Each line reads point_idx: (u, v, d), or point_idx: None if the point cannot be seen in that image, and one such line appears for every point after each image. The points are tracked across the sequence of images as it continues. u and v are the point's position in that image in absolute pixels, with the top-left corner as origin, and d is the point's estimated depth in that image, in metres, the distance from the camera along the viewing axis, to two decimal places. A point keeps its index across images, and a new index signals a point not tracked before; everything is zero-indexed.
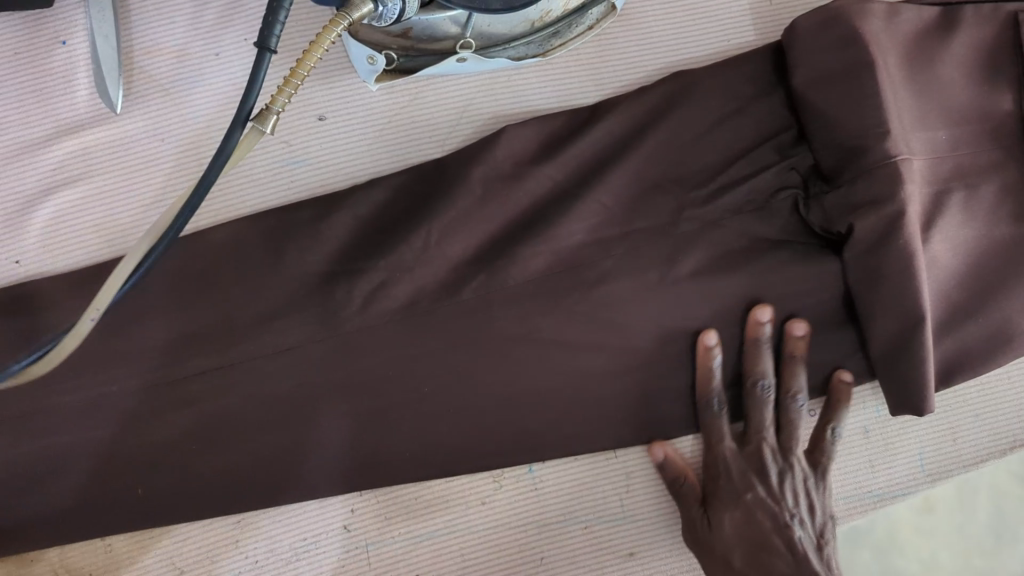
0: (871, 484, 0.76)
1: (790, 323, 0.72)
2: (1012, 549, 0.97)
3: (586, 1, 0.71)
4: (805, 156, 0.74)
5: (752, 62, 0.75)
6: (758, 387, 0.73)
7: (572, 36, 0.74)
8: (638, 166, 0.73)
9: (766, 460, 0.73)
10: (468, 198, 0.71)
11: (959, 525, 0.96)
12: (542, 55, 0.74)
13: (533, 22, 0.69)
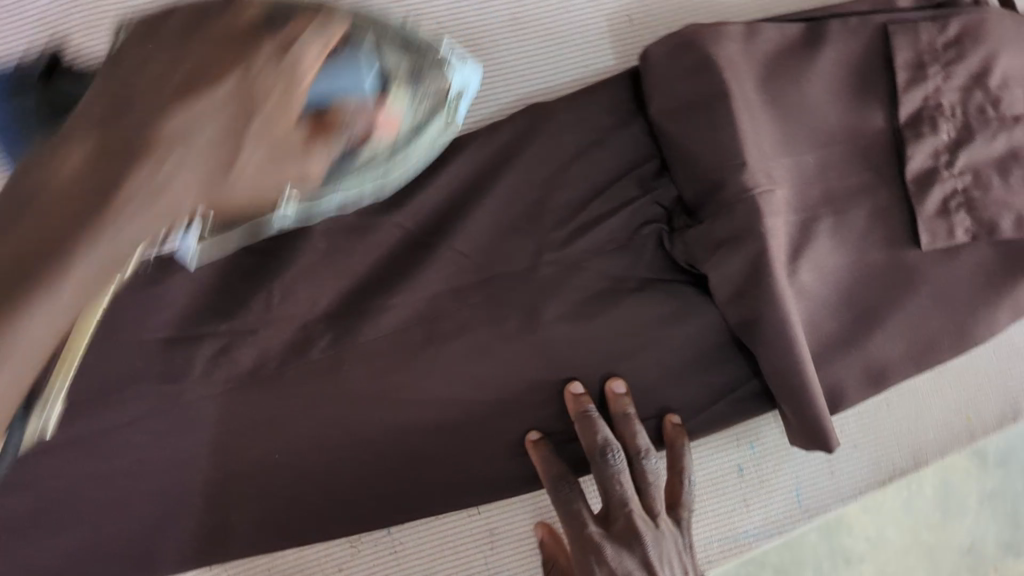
0: (707, 530, 0.72)
1: (610, 383, 0.69)
2: (956, 521, 1.04)
3: (423, 112, 0.56)
4: (669, 187, 0.71)
5: (609, 91, 0.72)
6: (607, 456, 0.64)
7: (413, 163, 0.58)
8: (494, 210, 0.69)
9: (639, 531, 0.61)
10: (313, 253, 0.67)
11: (907, 503, 1.03)
12: (379, 192, 0.59)
13: (377, 187, 0.58)
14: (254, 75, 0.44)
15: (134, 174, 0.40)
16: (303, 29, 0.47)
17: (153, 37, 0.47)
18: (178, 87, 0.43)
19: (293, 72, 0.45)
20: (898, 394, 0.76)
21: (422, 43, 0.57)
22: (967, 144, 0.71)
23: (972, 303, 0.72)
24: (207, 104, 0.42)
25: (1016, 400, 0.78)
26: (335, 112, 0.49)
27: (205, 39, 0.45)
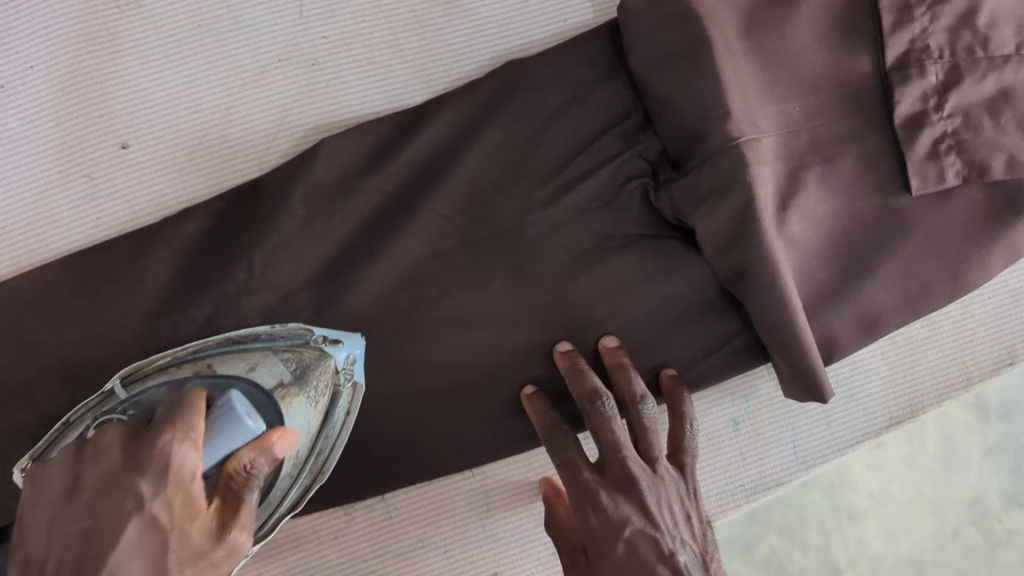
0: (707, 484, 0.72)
1: (602, 339, 0.69)
2: (961, 474, 1.03)
3: (326, 403, 0.62)
4: (653, 141, 0.69)
5: (587, 46, 0.70)
6: (598, 406, 0.63)
7: (337, 443, 0.64)
8: (475, 171, 0.68)
9: (634, 474, 0.60)
10: (291, 221, 0.65)
11: (909, 458, 1.04)
12: (318, 477, 0.64)
13: (314, 476, 0.64)
14: (151, 513, 0.44)
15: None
16: (165, 433, 0.47)
17: (46, 493, 0.47)
18: (87, 550, 0.43)
19: (179, 490, 0.45)
20: (892, 344, 0.75)
21: (274, 328, 0.63)
22: (957, 86, 0.69)
23: (964, 248, 0.71)
24: (125, 546, 0.43)
25: (1013, 345, 0.76)
26: (227, 462, 0.49)
27: (80, 509, 0.45)
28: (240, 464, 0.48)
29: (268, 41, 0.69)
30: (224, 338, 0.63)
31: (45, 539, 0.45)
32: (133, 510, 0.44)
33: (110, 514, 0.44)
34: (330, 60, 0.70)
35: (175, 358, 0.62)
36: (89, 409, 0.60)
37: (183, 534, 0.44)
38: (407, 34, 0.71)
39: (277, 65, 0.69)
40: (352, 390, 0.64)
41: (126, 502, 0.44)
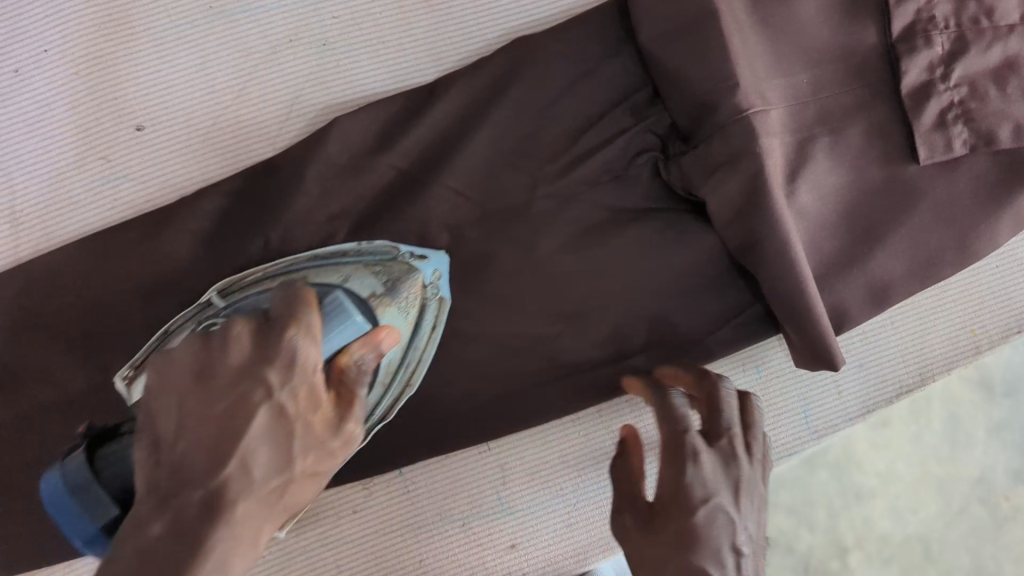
0: None
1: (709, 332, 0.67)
2: (967, 451, 1.04)
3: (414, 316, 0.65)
4: (663, 115, 0.69)
5: (596, 22, 0.70)
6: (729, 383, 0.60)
7: (424, 355, 0.66)
8: (486, 146, 0.69)
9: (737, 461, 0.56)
10: (305, 198, 0.66)
11: (915, 438, 1.04)
12: (407, 387, 0.66)
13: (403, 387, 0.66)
14: (278, 404, 0.43)
15: (214, 538, 0.40)
16: (293, 328, 0.44)
17: (168, 379, 0.43)
18: (221, 436, 0.41)
19: (305, 381, 0.44)
20: (901, 314, 0.76)
21: (361, 246, 0.66)
22: (962, 56, 0.69)
23: (973, 216, 0.72)
24: (253, 434, 0.42)
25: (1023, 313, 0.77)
26: (339, 357, 0.48)
27: (182, 394, 0.42)
28: (353, 359, 0.48)
29: (279, 22, 0.70)
30: (313, 254, 0.65)
31: (173, 428, 0.42)
32: (263, 401, 0.42)
33: (240, 406, 0.42)
34: (341, 39, 0.70)
35: (267, 272, 0.64)
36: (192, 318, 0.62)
37: (308, 423, 0.44)
38: (416, 13, 0.71)
39: (288, 46, 0.70)
40: (438, 304, 0.67)
41: (255, 395, 0.42)
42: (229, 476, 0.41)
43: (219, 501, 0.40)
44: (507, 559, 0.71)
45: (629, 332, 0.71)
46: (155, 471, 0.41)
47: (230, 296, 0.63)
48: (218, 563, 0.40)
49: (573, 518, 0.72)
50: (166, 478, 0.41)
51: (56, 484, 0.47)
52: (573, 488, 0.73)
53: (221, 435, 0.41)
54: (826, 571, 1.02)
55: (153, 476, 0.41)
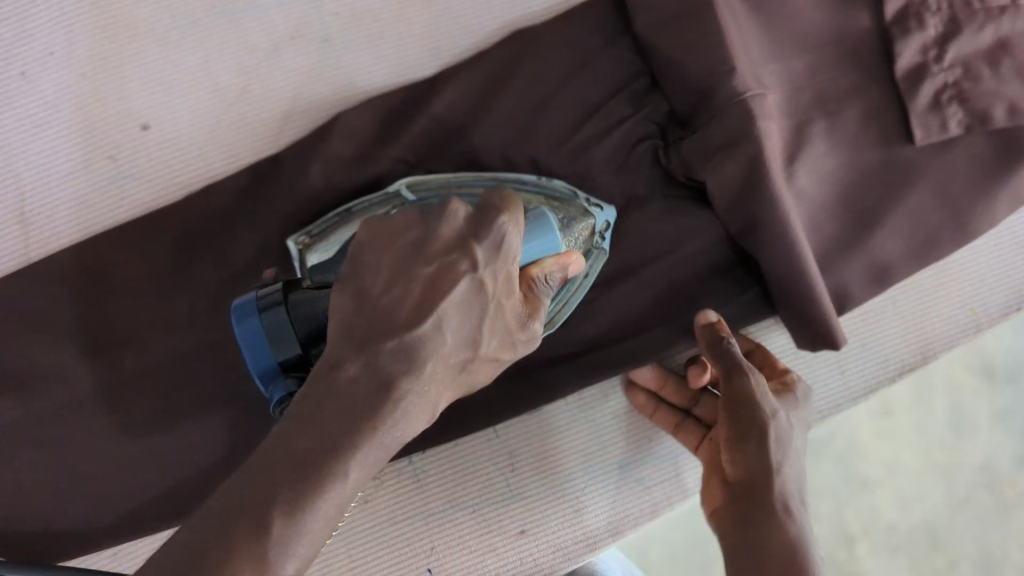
0: None
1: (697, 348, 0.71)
2: (970, 437, 1.05)
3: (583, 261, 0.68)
4: (661, 102, 0.71)
5: (593, 13, 0.71)
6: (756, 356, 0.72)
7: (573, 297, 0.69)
8: (487, 137, 0.70)
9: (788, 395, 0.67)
10: (310, 192, 0.68)
11: (919, 426, 1.05)
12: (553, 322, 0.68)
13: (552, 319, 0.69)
14: (479, 279, 0.47)
15: (401, 389, 0.44)
16: (502, 210, 0.48)
17: (384, 239, 0.47)
18: (420, 300, 0.45)
19: (504, 265, 0.48)
20: (901, 294, 0.77)
21: (542, 180, 0.69)
22: (955, 37, 0.70)
23: (970, 195, 0.72)
24: (455, 304, 0.46)
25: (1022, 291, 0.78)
26: (530, 268, 0.52)
27: (397, 259, 0.47)
28: (543, 271, 0.52)
29: (280, 20, 0.71)
30: (495, 177, 0.69)
31: (382, 283, 0.46)
32: (467, 273, 0.46)
33: (444, 272, 0.46)
34: (342, 36, 0.71)
35: (452, 185, 0.68)
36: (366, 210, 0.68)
37: (500, 308, 0.48)
38: (415, 9, 0.72)
39: (289, 43, 0.71)
40: (597, 256, 0.69)
41: (459, 265, 0.46)
42: (424, 335, 0.45)
43: (409, 351, 0.44)
44: (516, 545, 0.70)
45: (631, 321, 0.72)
46: (355, 317, 0.45)
47: (416, 194, 0.68)
48: (403, 416, 0.44)
49: (582, 504, 0.71)
50: (362, 326, 0.45)
51: (252, 314, 0.54)
52: (580, 473, 0.72)
53: (431, 297, 0.45)
54: (836, 562, 1.03)
55: (351, 318, 0.45)
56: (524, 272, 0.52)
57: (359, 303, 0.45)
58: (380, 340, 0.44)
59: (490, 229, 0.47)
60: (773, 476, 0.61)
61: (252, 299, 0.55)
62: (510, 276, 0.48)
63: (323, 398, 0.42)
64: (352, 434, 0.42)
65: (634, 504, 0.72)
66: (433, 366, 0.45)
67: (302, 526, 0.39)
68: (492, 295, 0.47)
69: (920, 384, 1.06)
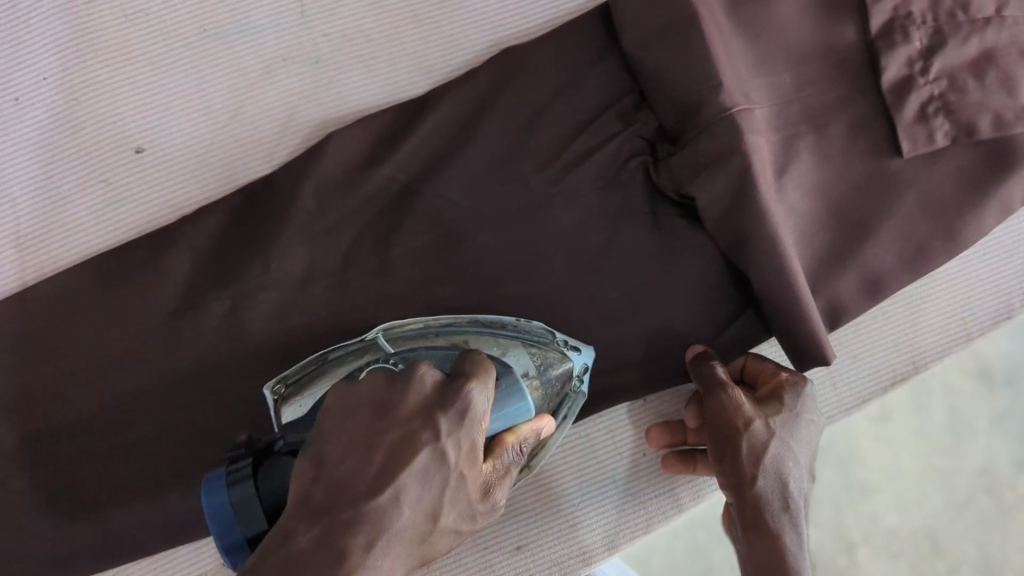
0: None
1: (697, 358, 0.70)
2: (970, 443, 1.05)
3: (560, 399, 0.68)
4: (649, 118, 0.71)
5: (581, 32, 0.72)
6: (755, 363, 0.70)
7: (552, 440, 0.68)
8: (478, 156, 0.70)
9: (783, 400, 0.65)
10: (303, 212, 0.68)
11: (919, 430, 1.05)
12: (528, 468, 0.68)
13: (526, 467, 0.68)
14: (442, 448, 0.45)
15: (352, 549, 0.41)
16: (472, 380, 0.48)
17: (350, 412, 0.46)
18: (385, 464, 0.44)
19: (470, 435, 0.47)
20: (892, 305, 0.77)
21: (520, 323, 0.68)
22: (941, 49, 0.71)
23: (957, 206, 0.73)
24: (416, 472, 0.44)
25: (1011, 297, 0.78)
26: (506, 434, 0.54)
27: (359, 423, 0.45)
28: (517, 439, 0.53)
29: (271, 41, 0.71)
30: (474, 318, 0.68)
31: (338, 452, 0.45)
32: (430, 443, 0.45)
33: (408, 440, 0.45)
34: (333, 56, 0.72)
35: (430, 328, 0.68)
36: (346, 356, 0.66)
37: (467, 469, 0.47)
38: (406, 27, 0.73)
39: (281, 65, 0.71)
40: (575, 398, 0.69)
41: (423, 434, 0.45)
42: (382, 507, 0.43)
43: (367, 520, 0.42)
44: (512, 561, 0.71)
45: (627, 337, 0.71)
46: (309, 484, 0.44)
47: (393, 342, 0.66)
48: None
49: (577, 519, 0.72)
50: (321, 491, 0.43)
51: (220, 491, 0.50)
52: (575, 489, 0.72)
53: (392, 459, 0.44)
54: (836, 569, 1.03)
55: (307, 487, 0.44)
56: (499, 438, 0.53)
57: (317, 470, 0.44)
58: (339, 503, 0.42)
59: (458, 397, 0.47)
60: (750, 488, 0.61)
61: (223, 472, 0.52)
62: (475, 442, 0.47)
63: (278, 566, 0.40)
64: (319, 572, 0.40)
65: (629, 519, 0.72)
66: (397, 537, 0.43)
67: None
68: (457, 461, 0.46)
69: (919, 388, 1.06)
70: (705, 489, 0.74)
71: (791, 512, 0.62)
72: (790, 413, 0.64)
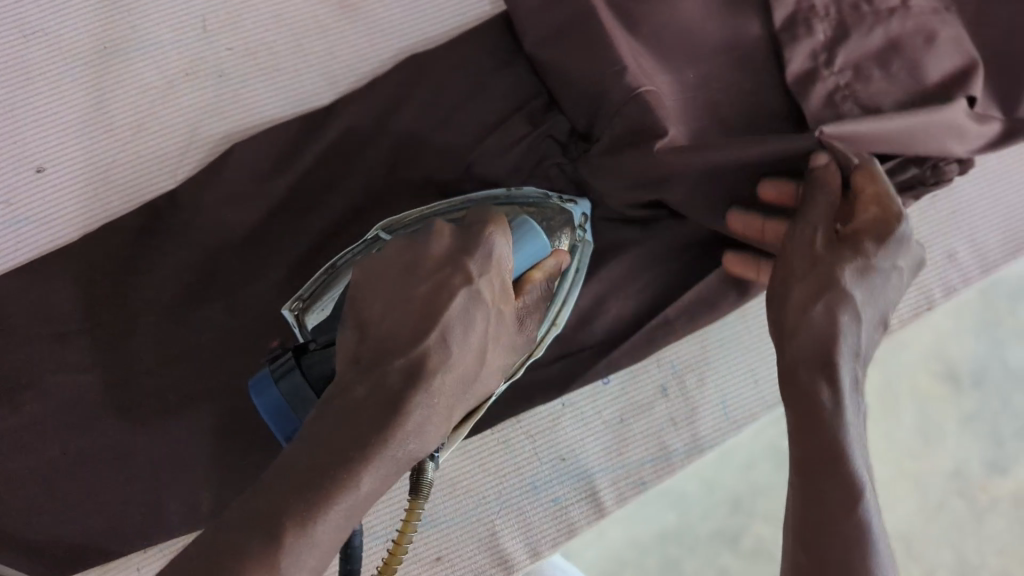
0: (637, 452, 0.73)
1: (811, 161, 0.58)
2: (942, 445, 1.02)
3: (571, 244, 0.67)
4: (560, 120, 0.71)
5: (484, 39, 0.73)
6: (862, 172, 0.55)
7: (567, 292, 0.66)
8: (381, 162, 0.70)
9: (863, 248, 0.54)
10: (206, 224, 0.68)
11: (887, 434, 1.02)
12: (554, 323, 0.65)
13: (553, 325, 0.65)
14: (478, 290, 0.49)
15: (415, 400, 0.46)
16: (493, 226, 0.52)
17: (379, 275, 0.50)
18: (424, 309, 0.48)
19: (499, 274, 0.51)
20: None
21: (512, 191, 0.68)
22: (845, 41, 0.64)
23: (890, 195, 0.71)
24: (455, 311, 0.48)
25: (931, 289, 0.77)
26: (532, 271, 0.58)
27: (394, 284, 0.49)
28: (543, 275, 0.58)
29: (172, 58, 0.72)
30: (467, 199, 0.68)
31: (379, 311, 0.49)
32: (465, 287, 0.49)
33: (442, 287, 0.49)
34: (236, 69, 0.72)
35: (429, 211, 0.67)
36: (353, 255, 0.65)
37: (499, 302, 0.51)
38: (310, 39, 0.74)
39: (182, 80, 0.72)
40: (582, 249, 0.67)
41: (455, 278, 0.49)
42: (429, 348, 0.47)
43: (417, 369, 0.46)
44: (429, 572, 0.69)
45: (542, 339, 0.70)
46: (360, 344, 0.48)
47: (395, 232, 0.66)
48: (417, 430, 0.46)
49: (497, 527, 0.71)
50: (370, 351, 0.47)
51: (269, 385, 0.56)
52: (496, 496, 0.71)
53: (428, 305, 0.48)
54: None
55: (357, 347, 0.48)
56: (528, 273, 0.58)
57: (363, 331, 0.48)
58: (391, 356, 0.47)
59: (478, 241, 0.51)
60: (790, 346, 0.54)
61: (267, 371, 0.57)
62: (501, 274, 0.51)
63: (340, 415, 0.45)
64: (359, 447, 0.44)
65: (549, 525, 0.71)
66: (449, 377, 0.48)
67: (312, 542, 0.42)
68: (489, 297, 0.50)
69: (886, 394, 1.03)
70: (628, 492, 0.73)
71: (839, 384, 0.51)
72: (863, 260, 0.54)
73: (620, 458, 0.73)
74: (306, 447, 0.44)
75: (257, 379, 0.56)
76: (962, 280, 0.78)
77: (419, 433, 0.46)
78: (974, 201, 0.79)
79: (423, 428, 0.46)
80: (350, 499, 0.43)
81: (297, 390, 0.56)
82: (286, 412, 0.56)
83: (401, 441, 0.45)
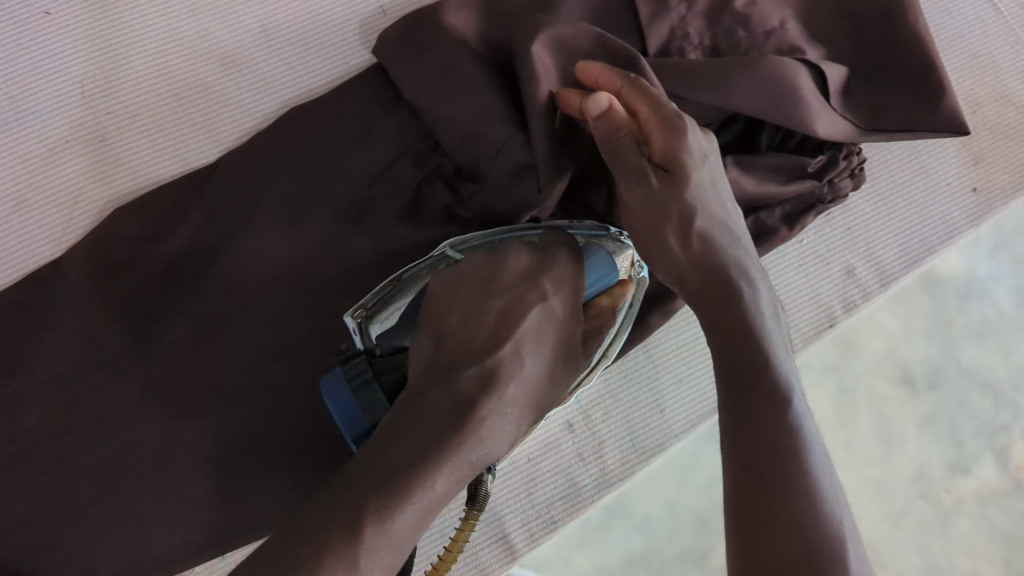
0: (546, 489, 0.73)
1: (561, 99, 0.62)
2: (902, 452, 1.01)
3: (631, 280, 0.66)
4: (445, 162, 0.71)
5: (368, 86, 0.73)
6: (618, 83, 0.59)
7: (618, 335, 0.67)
8: (271, 214, 0.69)
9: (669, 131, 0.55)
10: (95, 289, 0.68)
11: (846, 443, 1.01)
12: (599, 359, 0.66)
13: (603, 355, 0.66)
14: (546, 306, 0.60)
15: (489, 405, 0.55)
16: (561, 255, 0.61)
17: (460, 284, 0.62)
18: (499, 324, 0.59)
19: (570, 297, 0.61)
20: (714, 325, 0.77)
21: (574, 223, 0.66)
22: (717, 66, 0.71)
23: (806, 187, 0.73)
24: (530, 328, 0.59)
25: (831, 307, 0.78)
26: (601, 297, 0.64)
27: (471, 296, 0.61)
28: (614, 301, 0.64)
29: (54, 125, 0.71)
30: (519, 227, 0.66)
31: (457, 323, 0.60)
32: (535, 303, 0.59)
33: (517, 303, 0.60)
34: (117, 132, 0.72)
35: (494, 234, 0.65)
36: (423, 271, 0.66)
37: (567, 321, 0.61)
38: (192, 99, 0.74)
39: (66, 146, 0.71)
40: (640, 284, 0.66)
41: (530, 295, 0.60)
42: (506, 359, 0.57)
43: (490, 379, 0.56)
44: None
45: None
46: (436, 353, 0.59)
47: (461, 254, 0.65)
48: (488, 435, 0.55)
49: None
50: (446, 358, 0.58)
51: (343, 387, 0.58)
52: None
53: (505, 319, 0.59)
54: None
55: (434, 353, 0.59)
56: (596, 298, 0.64)
57: (440, 342, 0.59)
58: (465, 365, 0.57)
59: (555, 266, 0.61)
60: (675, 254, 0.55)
61: (338, 371, 0.59)
62: (569, 297, 0.61)
63: (415, 422, 0.53)
64: (431, 450, 0.51)
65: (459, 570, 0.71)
66: (514, 389, 0.57)
67: (384, 538, 0.47)
68: (557, 312, 0.60)
69: (843, 403, 1.01)
70: (539, 532, 0.73)
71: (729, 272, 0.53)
72: (691, 157, 0.55)
73: (529, 498, 0.73)
74: (374, 457, 0.51)
75: (328, 381, 0.59)
76: (861, 295, 0.79)
77: (485, 439, 0.54)
78: (868, 217, 0.80)
79: (491, 436, 0.55)
80: (420, 498, 0.49)
81: (366, 393, 0.58)
82: (359, 412, 0.58)
83: (471, 444, 0.53)
